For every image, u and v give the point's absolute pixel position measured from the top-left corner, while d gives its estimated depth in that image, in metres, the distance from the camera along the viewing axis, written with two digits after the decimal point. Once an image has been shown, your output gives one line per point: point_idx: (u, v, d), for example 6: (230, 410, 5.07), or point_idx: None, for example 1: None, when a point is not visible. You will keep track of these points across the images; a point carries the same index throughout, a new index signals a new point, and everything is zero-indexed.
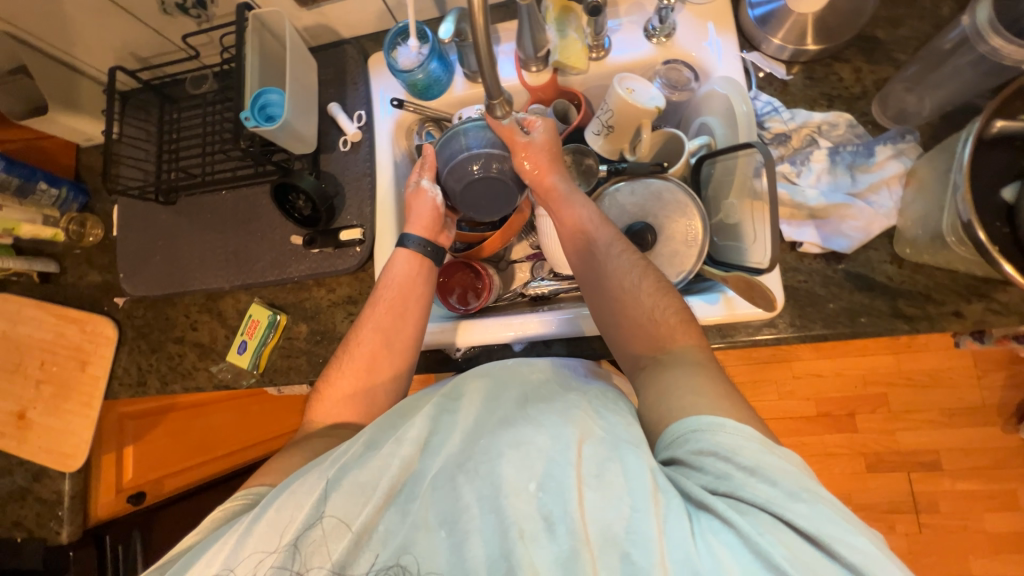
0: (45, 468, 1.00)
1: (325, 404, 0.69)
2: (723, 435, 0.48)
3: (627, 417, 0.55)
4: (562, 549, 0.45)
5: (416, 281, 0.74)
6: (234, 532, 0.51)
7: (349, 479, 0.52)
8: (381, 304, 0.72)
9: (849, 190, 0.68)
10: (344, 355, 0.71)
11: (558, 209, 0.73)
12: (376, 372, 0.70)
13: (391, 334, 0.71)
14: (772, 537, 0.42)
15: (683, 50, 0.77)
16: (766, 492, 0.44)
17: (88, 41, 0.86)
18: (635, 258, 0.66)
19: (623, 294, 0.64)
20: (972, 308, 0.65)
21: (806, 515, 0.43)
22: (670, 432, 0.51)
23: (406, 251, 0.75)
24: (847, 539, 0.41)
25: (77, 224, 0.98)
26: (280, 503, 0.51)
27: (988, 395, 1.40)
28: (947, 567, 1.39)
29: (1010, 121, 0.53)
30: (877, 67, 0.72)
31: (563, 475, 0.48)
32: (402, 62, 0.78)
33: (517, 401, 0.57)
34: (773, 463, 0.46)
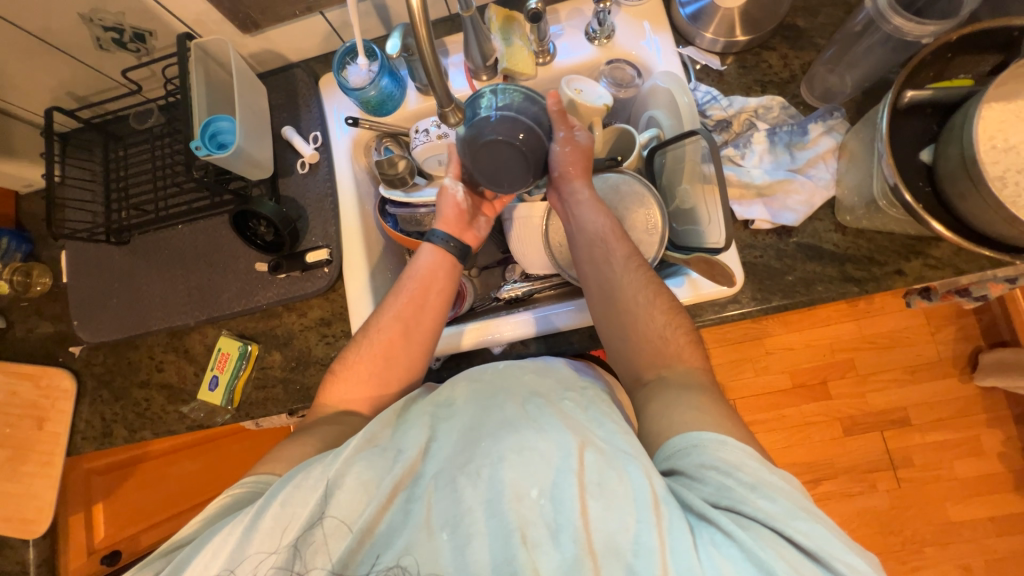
0: (6, 538, 0.93)
1: (340, 387, 0.68)
2: (728, 451, 0.49)
3: (625, 425, 0.55)
4: (567, 556, 0.45)
5: (440, 280, 0.74)
6: (236, 526, 0.50)
7: (354, 474, 0.51)
8: (401, 299, 0.71)
9: (790, 167, 0.72)
10: (362, 340, 0.70)
11: (574, 212, 0.72)
12: (392, 368, 0.69)
13: (411, 327, 0.70)
14: (774, 552, 0.42)
15: (624, 50, 0.81)
16: (766, 508, 0.45)
17: (20, 84, 0.83)
18: (649, 276, 0.67)
19: (631, 304, 0.65)
20: (912, 266, 0.70)
21: (805, 531, 0.44)
22: (672, 444, 0.52)
23: (432, 247, 0.76)
24: (841, 556, 0.43)
25: (22, 274, 0.93)
26: (284, 498, 0.50)
27: (942, 349, 1.50)
28: (927, 517, 1.46)
29: (918, 91, 0.58)
30: (801, 52, 0.78)
31: (566, 485, 0.48)
32: (353, 80, 0.78)
33: (519, 402, 0.58)
34: (771, 481, 0.47)
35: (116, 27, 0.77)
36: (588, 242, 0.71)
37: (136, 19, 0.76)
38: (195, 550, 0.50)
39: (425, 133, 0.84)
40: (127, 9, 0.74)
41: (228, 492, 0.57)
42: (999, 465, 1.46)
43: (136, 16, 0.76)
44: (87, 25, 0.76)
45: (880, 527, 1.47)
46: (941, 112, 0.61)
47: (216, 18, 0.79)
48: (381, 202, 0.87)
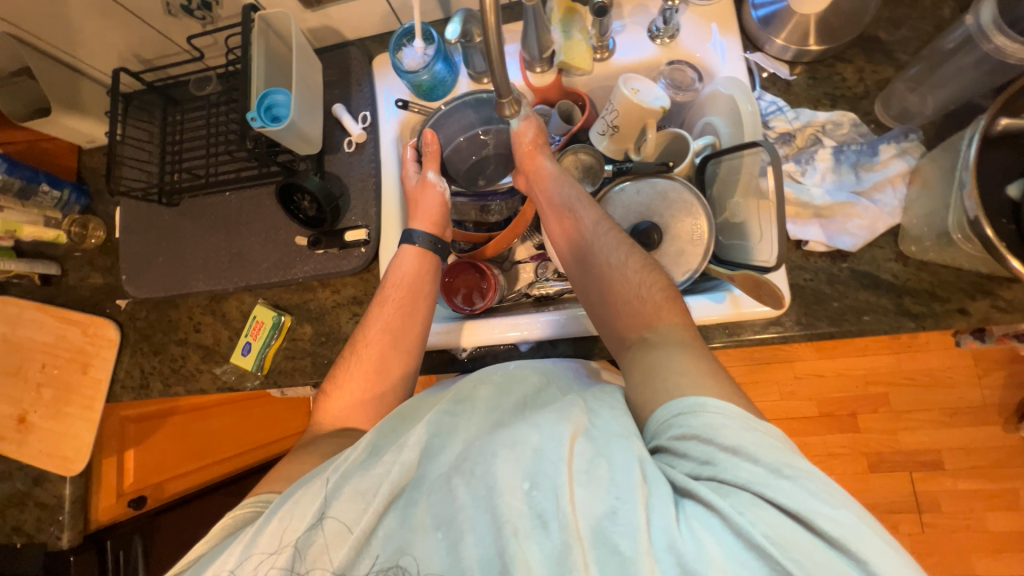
0: (45, 472, 0.99)
1: (339, 403, 0.69)
2: (706, 416, 0.48)
3: (623, 409, 0.55)
4: (554, 545, 0.44)
5: (420, 280, 0.74)
6: (238, 543, 0.51)
7: (351, 485, 0.51)
8: (388, 301, 0.72)
9: (853, 189, 0.68)
10: (351, 358, 0.71)
11: (550, 186, 0.75)
12: (385, 376, 0.70)
13: (400, 334, 0.71)
14: (754, 518, 0.41)
15: (687, 51, 0.77)
16: (746, 472, 0.44)
17: (92, 43, 0.86)
18: (621, 237, 0.69)
19: (620, 299, 0.64)
20: (977, 305, 0.65)
21: (785, 490, 0.42)
22: (653, 421, 0.51)
23: (413, 247, 0.76)
24: (829, 514, 0.41)
25: (79, 226, 0.97)
26: (284, 511, 0.51)
27: (988, 394, 1.41)
28: (949, 567, 1.39)
29: (1013, 119, 0.53)
30: (879, 67, 0.73)
31: (555, 473, 0.47)
32: (407, 63, 0.78)
33: (514, 409, 0.58)
34: (753, 440, 0.45)
35: None
36: (577, 249, 0.70)
37: None
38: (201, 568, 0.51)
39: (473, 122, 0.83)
40: None
41: (232, 513, 0.57)
42: None
43: None
44: None
45: None
46: None
47: None
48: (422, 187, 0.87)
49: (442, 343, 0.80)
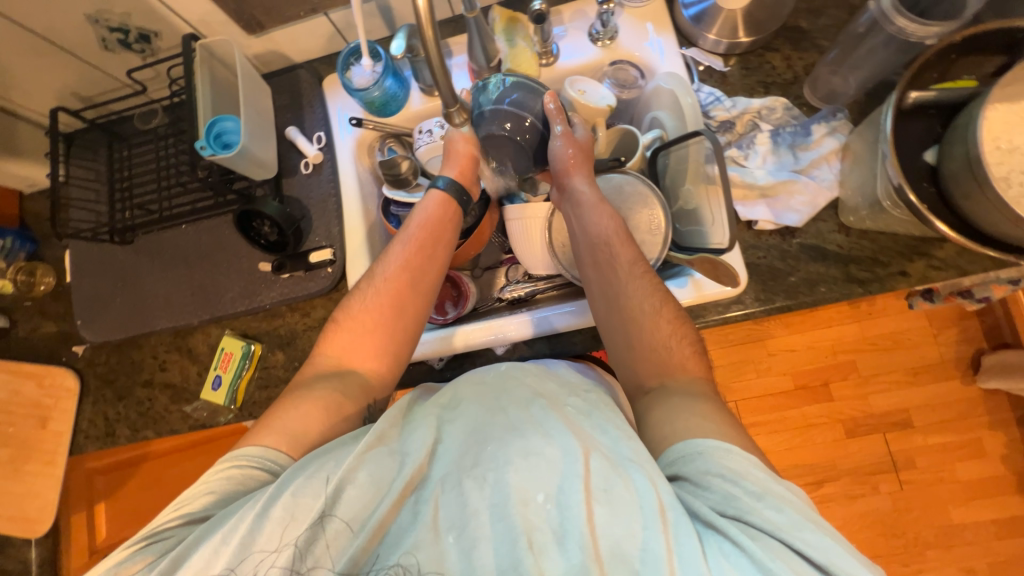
0: (9, 537, 0.94)
1: (342, 337, 0.68)
2: (733, 459, 0.49)
3: (627, 429, 0.55)
4: (573, 563, 0.45)
5: (444, 224, 0.75)
6: (250, 509, 0.49)
7: (365, 474, 0.50)
8: (409, 241, 0.73)
9: (793, 168, 0.72)
10: (370, 287, 0.70)
11: (580, 214, 0.74)
12: (403, 313, 0.69)
13: (418, 274, 0.71)
14: (783, 564, 0.42)
15: (627, 51, 0.81)
16: (774, 519, 0.45)
17: (25, 84, 0.83)
18: (653, 283, 0.67)
19: (637, 310, 0.65)
20: (915, 266, 0.70)
21: (812, 542, 0.44)
22: (673, 451, 0.52)
23: (438, 194, 0.77)
24: (849, 567, 0.43)
25: (26, 274, 0.93)
26: (296, 488, 0.49)
27: (944, 351, 1.50)
28: (929, 520, 1.46)
29: (922, 92, 0.59)
30: (804, 53, 0.78)
31: (572, 492, 0.47)
32: (357, 81, 0.78)
33: (524, 405, 0.56)
34: (778, 492, 0.47)
35: (121, 28, 0.77)
36: (592, 247, 0.72)
37: (142, 20, 0.77)
38: (205, 532, 0.49)
39: (429, 133, 0.84)
40: (132, 9, 0.74)
41: (231, 464, 0.54)
42: (1002, 467, 1.46)
43: (141, 17, 0.76)
44: (92, 26, 0.76)
45: (883, 529, 1.47)
46: (944, 114, 0.60)
47: (221, 19, 0.79)
48: (384, 202, 0.87)
49: (417, 355, 0.79)
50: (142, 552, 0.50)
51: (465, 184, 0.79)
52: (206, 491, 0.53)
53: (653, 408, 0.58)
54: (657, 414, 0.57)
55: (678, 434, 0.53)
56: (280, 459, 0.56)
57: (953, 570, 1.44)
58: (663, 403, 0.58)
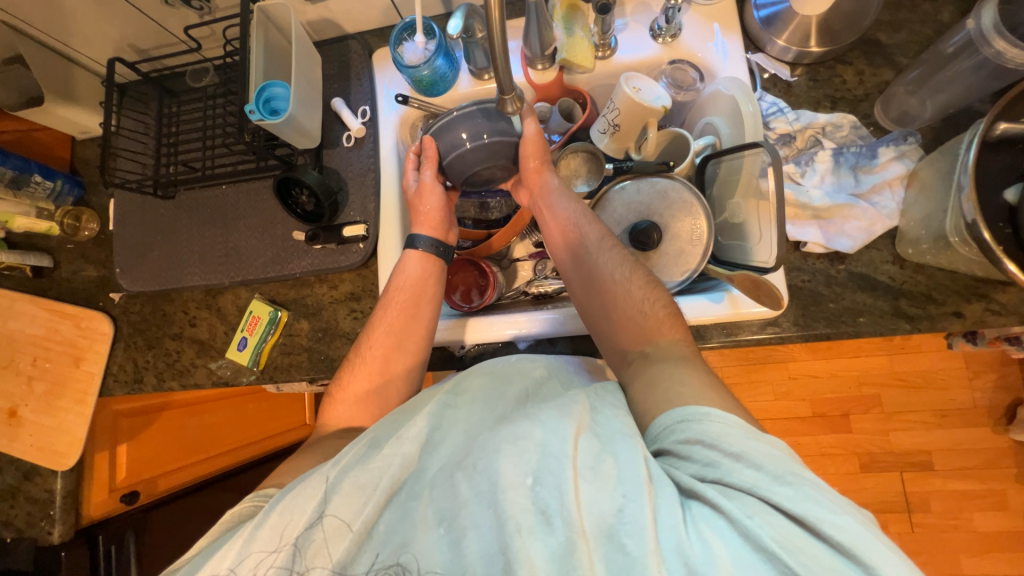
0: (36, 466, 0.98)
1: (340, 409, 0.70)
2: (708, 424, 0.49)
3: (623, 409, 0.55)
4: (558, 542, 0.44)
5: (425, 284, 0.75)
6: (236, 538, 0.50)
7: (350, 478, 0.51)
8: (388, 308, 0.73)
9: (852, 191, 0.69)
10: (356, 360, 0.72)
11: (550, 200, 0.75)
12: (392, 371, 0.71)
13: (403, 336, 0.72)
14: (761, 522, 0.42)
15: (689, 51, 0.77)
16: (752, 476, 0.44)
17: (86, 31, 0.84)
18: (624, 254, 0.70)
19: (609, 290, 0.67)
20: (972, 309, 0.66)
21: (790, 496, 0.43)
22: (657, 425, 0.53)
23: (417, 252, 0.76)
24: (829, 518, 0.41)
25: (73, 218, 0.97)
26: (283, 506, 0.51)
27: (978, 396, 1.43)
28: (938, 566, 1.41)
29: (1012, 124, 0.54)
30: (879, 70, 0.73)
31: (558, 468, 0.46)
32: (408, 57, 0.77)
33: (517, 399, 0.59)
34: (757, 449, 0.46)
35: None
36: (564, 234, 0.74)
37: None
38: (199, 563, 0.51)
39: None
40: None
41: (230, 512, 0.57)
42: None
43: None
44: None
45: None
46: None
47: None
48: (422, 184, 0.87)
49: (441, 340, 0.80)
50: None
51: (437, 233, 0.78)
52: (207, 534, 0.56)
53: (636, 389, 0.59)
54: (640, 388, 0.58)
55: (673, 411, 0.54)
56: (271, 490, 0.59)
57: None
58: (646, 371, 0.59)
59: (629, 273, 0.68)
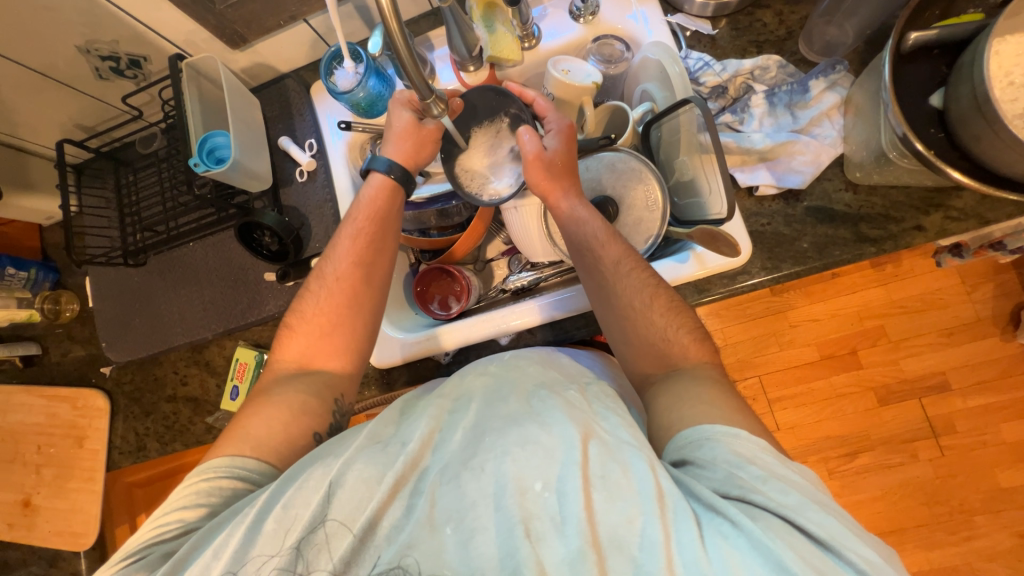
0: (60, 550, 0.99)
1: (299, 341, 0.68)
2: (742, 446, 0.48)
3: (630, 420, 0.54)
4: (571, 548, 0.44)
5: (388, 213, 0.74)
6: (240, 524, 0.50)
7: (355, 472, 0.51)
8: (348, 229, 0.72)
9: (792, 128, 0.69)
10: (317, 290, 0.70)
11: (562, 221, 0.70)
12: (349, 318, 0.69)
13: (367, 270, 0.71)
14: (783, 542, 0.41)
15: (610, 26, 0.79)
16: (779, 498, 0.44)
17: (30, 120, 0.86)
18: (644, 277, 0.64)
19: (628, 309, 0.63)
20: (932, 220, 0.66)
21: (818, 521, 0.43)
22: (683, 436, 0.51)
23: (378, 175, 0.74)
24: (853, 546, 0.42)
25: (52, 302, 0.98)
26: (287, 499, 0.51)
27: (980, 308, 1.42)
28: (975, 485, 1.39)
29: (922, 32, 0.54)
30: (797, 7, 0.74)
31: (570, 478, 0.46)
32: (341, 84, 0.79)
33: (525, 397, 0.56)
34: (786, 476, 0.46)
35: (112, 56, 0.79)
36: (577, 248, 0.69)
37: (131, 46, 0.78)
38: (197, 544, 0.51)
39: None
40: (120, 36, 0.76)
41: (200, 476, 0.56)
42: None
43: (129, 43, 0.77)
44: (85, 57, 0.78)
45: (924, 497, 1.41)
46: (949, 54, 0.57)
47: (205, 36, 0.80)
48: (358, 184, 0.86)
49: (426, 350, 0.80)
50: (141, 561, 0.52)
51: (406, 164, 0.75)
52: (184, 508, 0.55)
53: (659, 398, 0.57)
54: (663, 401, 0.56)
55: (687, 423, 0.52)
56: (246, 462, 0.58)
57: (1003, 537, 1.37)
58: (668, 390, 0.56)
59: (641, 274, 0.65)
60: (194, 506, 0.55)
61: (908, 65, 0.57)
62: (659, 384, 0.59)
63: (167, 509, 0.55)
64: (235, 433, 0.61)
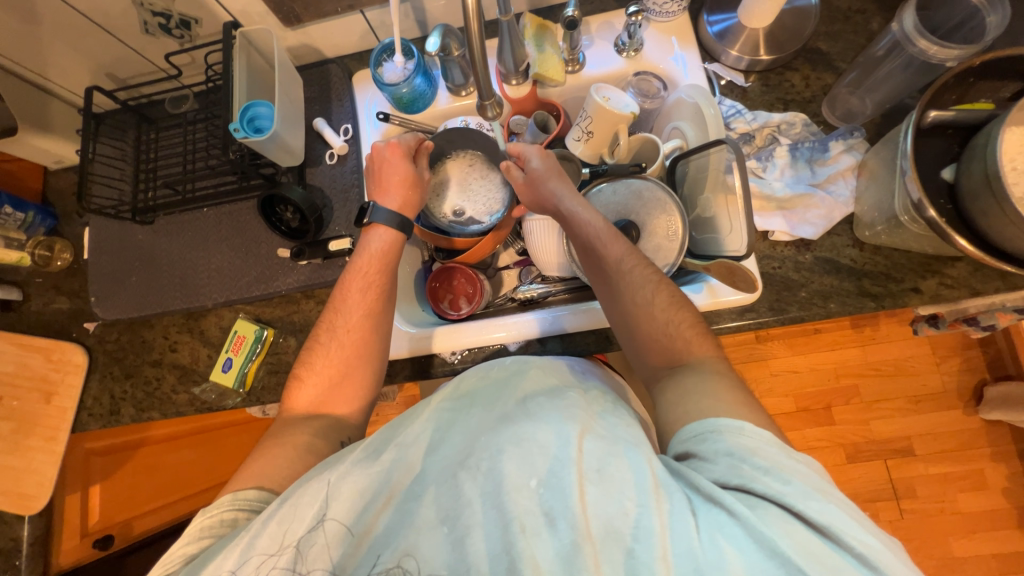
0: (2, 512, 0.93)
1: (308, 390, 0.68)
2: (745, 437, 0.49)
3: (624, 418, 0.55)
4: (563, 544, 0.44)
5: (393, 260, 0.74)
6: (233, 549, 0.48)
7: (351, 482, 0.49)
8: (357, 281, 0.71)
9: (810, 182, 0.74)
10: (326, 346, 0.69)
11: (566, 224, 0.73)
12: (359, 368, 0.69)
13: (371, 317, 0.70)
14: (779, 529, 0.42)
15: (652, 63, 0.84)
16: (778, 486, 0.45)
17: (62, 63, 0.85)
18: (646, 271, 0.67)
19: (632, 305, 0.65)
20: (928, 284, 0.71)
21: (820, 510, 0.43)
22: (686, 431, 0.53)
23: (377, 225, 0.74)
24: (855, 534, 0.42)
25: (45, 248, 0.94)
26: (282, 514, 0.49)
27: (947, 380, 1.50)
28: (929, 550, 1.44)
29: (942, 111, 0.60)
30: (823, 74, 0.80)
31: (565, 473, 0.46)
32: (388, 76, 0.81)
33: (520, 398, 0.55)
34: (790, 466, 0.47)
35: (164, 13, 0.79)
36: (582, 249, 0.72)
37: (185, 7, 0.79)
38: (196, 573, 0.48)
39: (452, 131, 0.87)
40: None
41: (205, 513, 0.54)
42: (1003, 502, 1.44)
43: (185, 3, 0.78)
44: (136, 9, 0.78)
45: None
46: (962, 134, 0.63)
47: (261, 10, 0.81)
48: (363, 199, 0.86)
49: (430, 347, 0.81)
50: None
51: (408, 215, 0.76)
52: (188, 542, 0.52)
53: (668, 392, 0.59)
54: (673, 393, 0.58)
55: (694, 415, 0.54)
56: (249, 493, 0.56)
57: None
58: (676, 383, 0.59)
59: (647, 269, 0.67)
60: (200, 539, 0.52)
61: (922, 141, 0.63)
62: (665, 382, 0.60)
63: (175, 547, 0.52)
64: (244, 473, 0.59)
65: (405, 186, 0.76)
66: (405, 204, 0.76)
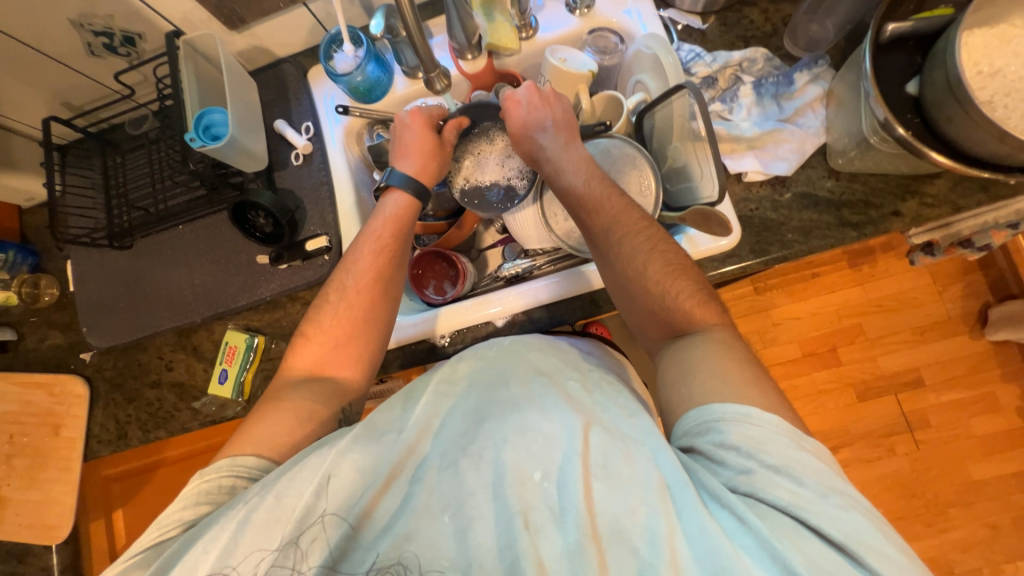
0: (29, 545, 0.96)
1: (313, 349, 0.68)
2: (752, 429, 0.47)
3: (628, 406, 0.54)
4: (570, 539, 0.44)
5: (404, 226, 0.75)
6: (229, 520, 0.47)
7: (351, 460, 0.49)
8: (370, 244, 0.72)
9: (779, 118, 0.73)
10: (330, 303, 0.70)
11: (553, 174, 0.73)
12: (364, 331, 0.69)
13: (385, 283, 0.71)
14: (790, 544, 0.41)
15: (605, 19, 0.81)
16: (792, 494, 0.44)
17: (15, 97, 0.84)
18: (646, 233, 0.65)
19: (631, 255, 0.64)
20: (908, 206, 0.70)
21: (833, 518, 0.43)
22: (690, 420, 0.51)
23: (393, 190, 0.77)
24: (871, 544, 0.42)
25: (31, 285, 0.94)
26: (280, 488, 0.48)
27: (951, 307, 1.48)
28: (948, 477, 1.44)
29: (900, 23, 0.58)
30: (781, 5, 0.79)
31: (570, 469, 0.46)
32: (340, 67, 0.79)
33: (524, 380, 0.54)
34: (798, 461, 0.46)
35: (106, 31, 0.78)
36: (571, 204, 0.72)
37: (126, 22, 0.78)
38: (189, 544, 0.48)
39: None
40: (116, 11, 0.75)
41: (203, 477, 0.55)
42: (1017, 421, 1.44)
43: (125, 18, 0.77)
44: (77, 31, 0.77)
45: (903, 491, 1.45)
46: (924, 45, 0.61)
47: (202, 16, 0.80)
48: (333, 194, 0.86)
49: (420, 334, 0.80)
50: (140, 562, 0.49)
51: (425, 181, 0.78)
52: (184, 508, 0.53)
53: (668, 371, 0.57)
54: (674, 373, 0.56)
55: (696, 401, 0.52)
56: (248, 461, 0.57)
57: (975, 527, 1.42)
58: (679, 351, 0.57)
59: (638, 235, 0.65)
60: (196, 504, 0.53)
61: (884, 59, 0.61)
62: (668, 349, 0.60)
63: (173, 509, 0.53)
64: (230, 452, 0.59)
65: (423, 157, 0.78)
66: (419, 170, 0.78)
